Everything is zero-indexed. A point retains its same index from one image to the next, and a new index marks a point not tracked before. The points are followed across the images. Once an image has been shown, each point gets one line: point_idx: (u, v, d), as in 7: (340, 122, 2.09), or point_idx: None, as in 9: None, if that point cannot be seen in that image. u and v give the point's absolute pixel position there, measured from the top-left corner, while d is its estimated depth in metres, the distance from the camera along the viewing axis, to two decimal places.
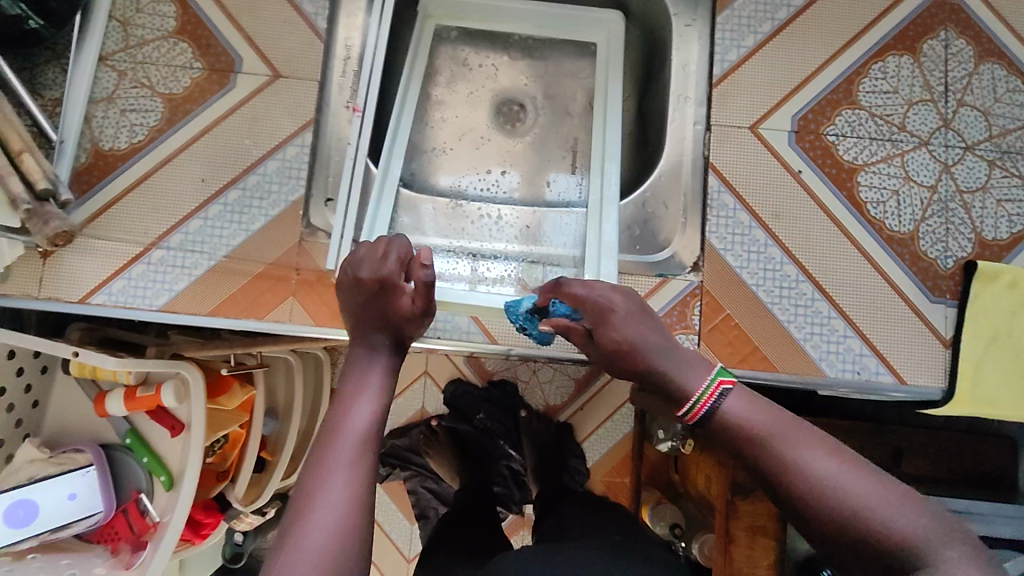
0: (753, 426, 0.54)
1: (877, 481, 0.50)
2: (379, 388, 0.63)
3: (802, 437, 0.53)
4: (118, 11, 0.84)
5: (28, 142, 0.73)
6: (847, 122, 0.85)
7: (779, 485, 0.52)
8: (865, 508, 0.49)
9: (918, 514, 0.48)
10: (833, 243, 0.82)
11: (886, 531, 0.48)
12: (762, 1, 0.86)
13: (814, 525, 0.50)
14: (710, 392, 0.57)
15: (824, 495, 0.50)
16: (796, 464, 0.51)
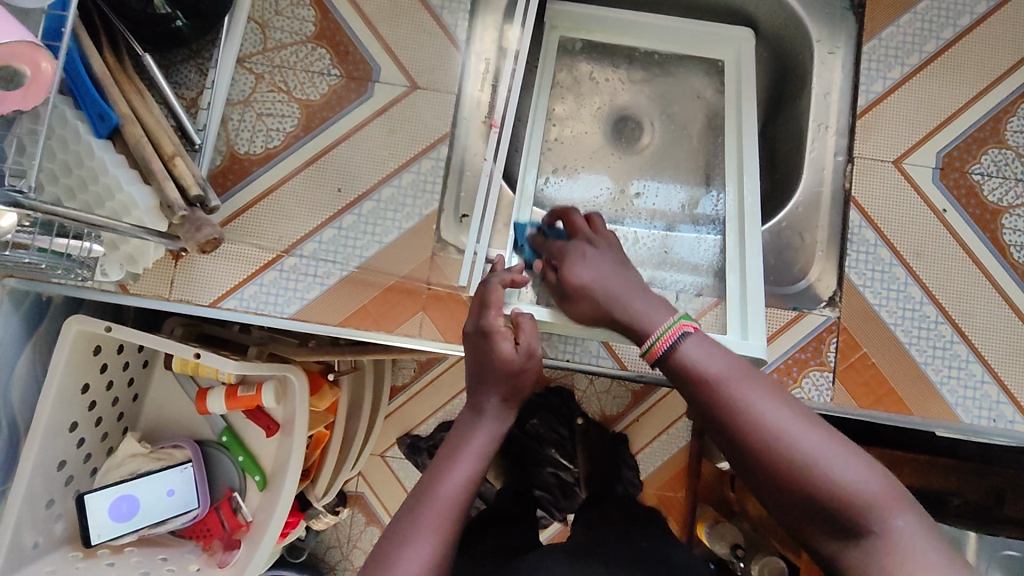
0: (703, 364, 0.52)
1: (828, 433, 0.47)
2: (478, 451, 0.58)
3: (756, 387, 0.50)
4: (257, 12, 0.83)
5: (177, 146, 0.73)
6: (993, 162, 0.83)
7: (726, 427, 0.50)
8: (814, 460, 0.46)
9: (873, 476, 0.45)
10: (974, 286, 0.81)
11: (847, 491, 0.44)
12: (912, 31, 0.84)
13: (760, 478, 0.48)
14: (666, 337, 0.56)
15: (770, 444, 0.47)
16: (750, 408, 0.49)
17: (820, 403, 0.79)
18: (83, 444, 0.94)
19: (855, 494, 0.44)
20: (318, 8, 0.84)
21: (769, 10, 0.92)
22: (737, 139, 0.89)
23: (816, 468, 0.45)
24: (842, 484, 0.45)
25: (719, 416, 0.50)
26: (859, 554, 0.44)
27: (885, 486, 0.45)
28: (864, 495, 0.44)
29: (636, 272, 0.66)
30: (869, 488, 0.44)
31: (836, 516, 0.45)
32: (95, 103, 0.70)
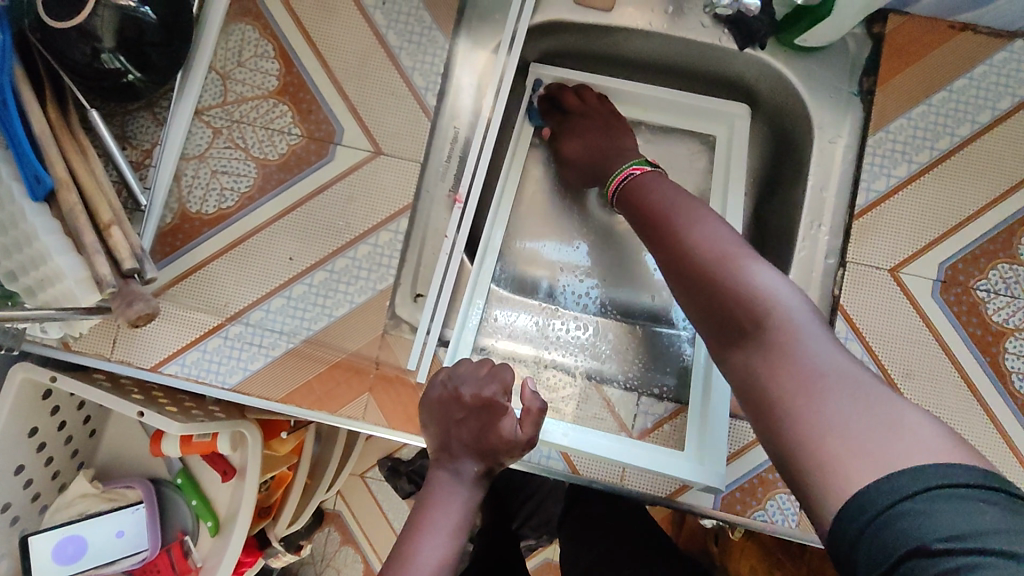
0: (655, 196, 0.64)
1: (739, 243, 0.55)
2: (451, 526, 0.61)
3: (693, 213, 0.59)
4: (218, 63, 0.79)
5: (117, 214, 0.70)
6: (1002, 278, 0.75)
7: (663, 235, 0.59)
8: (727, 263, 0.53)
9: (774, 277, 0.52)
10: (967, 415, 0.73)
11: (751, 283, 0.51)
12: (922, 125, 0.76)
13: (685, 282, 0.56)
14: (626, 174, 0.71)
15: (691, 243, 0.56)
16: (684, 227, 0.58)
17: (785, 529, 0.72)
18: (32, 484, 0.93)
19: (755, 289, 0.51)
20: (282, 61, 0.79)
21: (771, 85, 0.85)
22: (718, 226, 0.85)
23: (725, 273, 0.53)
24: (749, 283, 0.51)
25: (659, 231, 0.60)
26: (749, 348, 0.50)
27: (784, 286, 0.51)
28: (761, 289, 0.51)
29: (627, 136, 0.80)
30: (768, 285, 0.51)
31: (738, 311, 0.51)
32: (31, 165, 0.66)
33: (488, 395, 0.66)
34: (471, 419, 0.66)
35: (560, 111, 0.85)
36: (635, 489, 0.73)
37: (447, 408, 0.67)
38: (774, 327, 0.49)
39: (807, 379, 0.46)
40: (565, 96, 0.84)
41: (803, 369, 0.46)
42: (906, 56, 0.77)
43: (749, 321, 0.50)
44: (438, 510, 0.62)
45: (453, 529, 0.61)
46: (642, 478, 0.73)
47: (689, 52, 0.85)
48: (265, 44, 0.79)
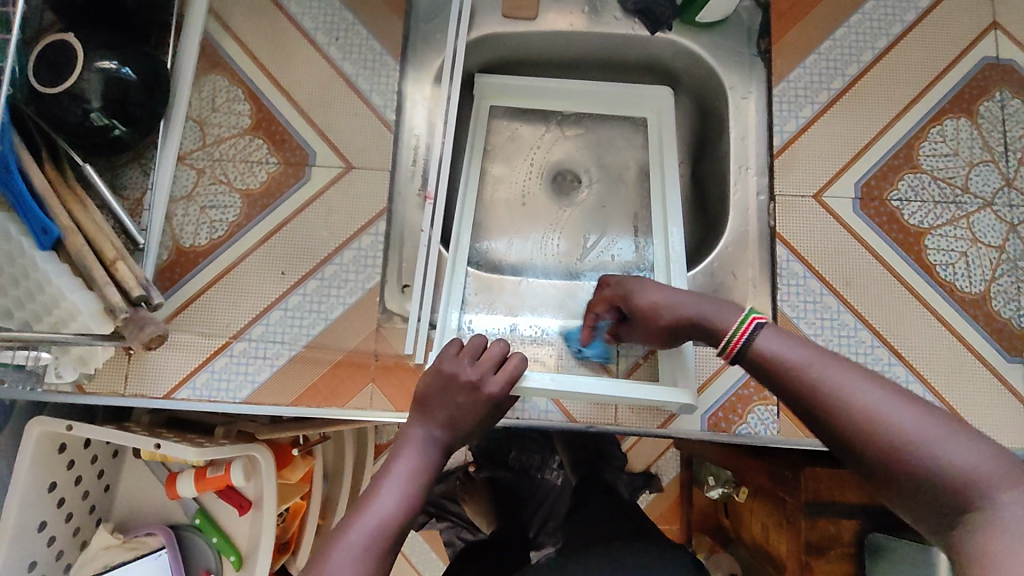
0: (784, 348, 0.55)
1: (925, 413, 0.47)
2: (425, 477, 0.62)
3: (849, 373, 0.51)
4: (195, 111, 0.88)
5: (120, 250, 0.76)
6: (911, 187, 0.86)
7: (816, 412, 0.51)
8: (910, 439, 0.46)
9: (981, 452, 0.44)
10: (906, 309, 0.83)
11: (943, 468, 0.44)
12: (816, 72, 0.89)
13: (867, 470, 0.48)
14: (744, 329, 0.58)
15: (861, 420, 0.48)
16: (837, 398, 0.50)
17: (768, 437, 0.81)
18: (55, 542, 0.94)
19: (957, 470, 0.44)
20: (252, 101, 0.88)
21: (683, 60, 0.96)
22: (661, 196, 0.95)
23: (906, 445, 0.46)
24: (947, 465, 0.44)
25: (808, 397, 0.51)
26: (963, 538, 0.42)
27: (995, 462, 0.43)
28: (967, 473, 0.43)
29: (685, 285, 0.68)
30: (973, 462, 0.43)
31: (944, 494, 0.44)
32: (37, 218, 0.73)
33: (497, 385, 0.69)
34: (471, 406, 0.67)
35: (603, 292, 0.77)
36: (628, 427, 0.81)
37: (450, 386, 0.67)
38: (979, 515, 0.42)
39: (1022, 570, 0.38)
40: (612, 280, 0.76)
41: None
42: (793, 16, 0.90)
43: (961, 512, 0.43)
44: (409, 458, 0.62)
45: (418, 479, 0.61)
46: (633, 415, 0.81)
47: (610, 45, 0.97)
48: (236, 89, 0.88)
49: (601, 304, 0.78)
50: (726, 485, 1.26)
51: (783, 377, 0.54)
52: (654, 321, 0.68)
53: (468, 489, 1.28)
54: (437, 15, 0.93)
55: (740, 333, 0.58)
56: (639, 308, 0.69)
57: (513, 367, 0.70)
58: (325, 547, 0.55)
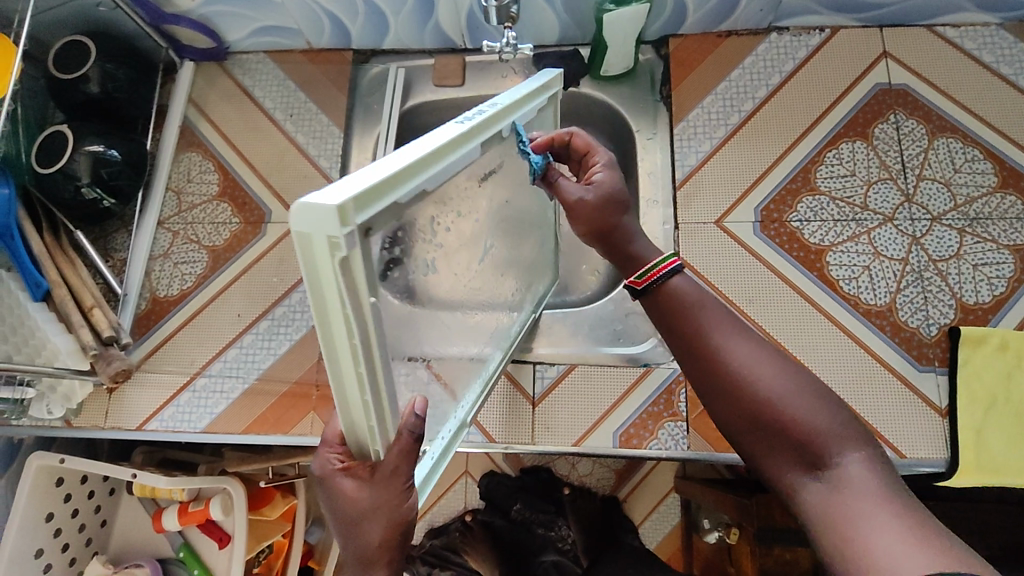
0: (685, 298, 0.58)
1: (793, 375, 0.53)
2: None
3: (735, 332, 0.56)
4: (174, 182, 1.03)
5: (97, 298, 0.90)
6: (810, 208, 0.90)
7: (705, 364, 0.55)
8: (777, 396, 0.52)
9: (833, 416, 0.51)
10: (810, 322, 0.86)
11: (804, 420, 0.50)
12: (713, 110, 0.96)
13: (737, 415, 0.53)
14: (664, 267, 0.60)
15: (739, 375, 0.53)
16: (722, 356, 0.55)
17: (677, 452, 0.83)
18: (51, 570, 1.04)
19: (808, 427, 0.50)
20: (220, 171, 1.03)
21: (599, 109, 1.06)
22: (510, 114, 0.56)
23: (773, 402, 0.52)
24: (800, 420, 0.51)
25: (697, 345, 0.56)
26: (811, 480, 0.49)
27: (844, 425, 0.51)
28: (815, 428, 0.50)
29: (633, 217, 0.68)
30: (822, 421, 0.50)
31: (794, 444, 0.50)
32: (31, 274, 0.86)
33: (323, 463, 0.51)
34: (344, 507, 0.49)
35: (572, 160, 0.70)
36: (544, 445, 0.86)
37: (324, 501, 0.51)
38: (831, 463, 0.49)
39: (856, 515, 0.46)
40: (599, 163, 0.69)
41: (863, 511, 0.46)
42: (689, 64, 0.99)
43: (812, 460, 0.50)
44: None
45: None
46: (548, 434, 0.86)
47: None
48: (207, 162, 1.04)
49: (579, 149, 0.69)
50: (718, 525, 1.18)
51: (677, 324, 0.58)
52: (598, 204, 0.66)
53: (467, 539, 1.26)
54: (377, 89, 1.06)
55: (657, 269, 0.60)
56: (601, 186, 0.67)
57: (328, 435, 0.52)
58: None
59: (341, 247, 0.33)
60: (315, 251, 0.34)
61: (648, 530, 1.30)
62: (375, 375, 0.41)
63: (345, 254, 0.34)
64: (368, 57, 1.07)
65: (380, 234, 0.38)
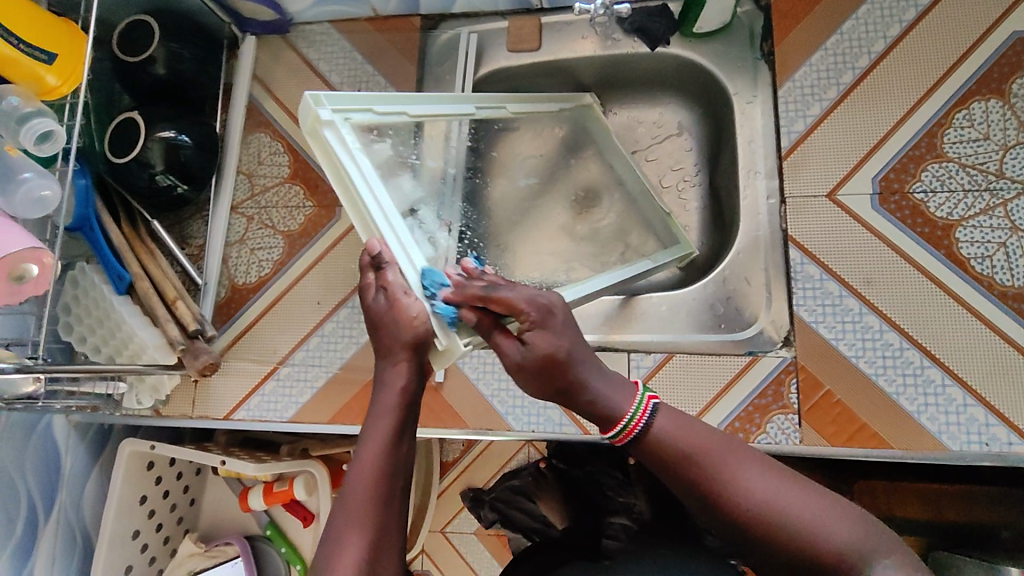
0: (674, 439, 0.53)
1: (812, 495, 0.50)
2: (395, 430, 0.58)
3: (739, 461, 0.52)
4: (244, 165, 1.00)
5: (180, 291, 0.89)
6: (935, 177, 0.81)
7: (714, 507, 0.51)
8: (803, 525, 0.48)
9: (861, 529, 0.48)
10: (936, 306, 0.78)
11: (838, 551, 0.48)
12: (823, 67, 0.86)
13: (763, 552, 0.50)
14: (640, 413, 0.54)
15: (757, 518, 0.49)
16: (731, 496, 0.50)
17: (789, 446, 0.78)
18: (147, 549, 1.08)
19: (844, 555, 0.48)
20: (290, 153, 1.00)
21: (688, 72, 0.98)
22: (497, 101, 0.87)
23: (802, 533, 0.49)
24: (832, 545, 0.48)
25: (702, 490, 0.51)
26: None
27: (870, 535, 0.49)
28: (850, 551, 0.48)
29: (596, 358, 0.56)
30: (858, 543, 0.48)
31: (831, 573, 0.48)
32: (114, 267, 0.86)
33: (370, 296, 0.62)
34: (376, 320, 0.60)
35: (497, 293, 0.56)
36: None
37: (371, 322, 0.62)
38: None
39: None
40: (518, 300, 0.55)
41: None
42: (796, 14, 0.88)
43: None
44: (382, 393, 0.59)
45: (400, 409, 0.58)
46: None
47: (616, 65, 1.00)
48: (277, 143, 1.00)
49: (496, 306, 0.56)
50: None
51: (675, 471, 0.52)
52: (540, 372, 0.54)
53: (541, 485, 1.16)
54: (448, 57, 1.00)
55: (637, 416, 0.54)
56: (541, 347, 0.54)
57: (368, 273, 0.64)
58: (340, 523, 0.55)
59: (319, 113, 0.62)
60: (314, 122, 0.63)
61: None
62: (374, 198, 0.61)
63: (324, 119, 0.62)
64: (437, 22, 1.01)
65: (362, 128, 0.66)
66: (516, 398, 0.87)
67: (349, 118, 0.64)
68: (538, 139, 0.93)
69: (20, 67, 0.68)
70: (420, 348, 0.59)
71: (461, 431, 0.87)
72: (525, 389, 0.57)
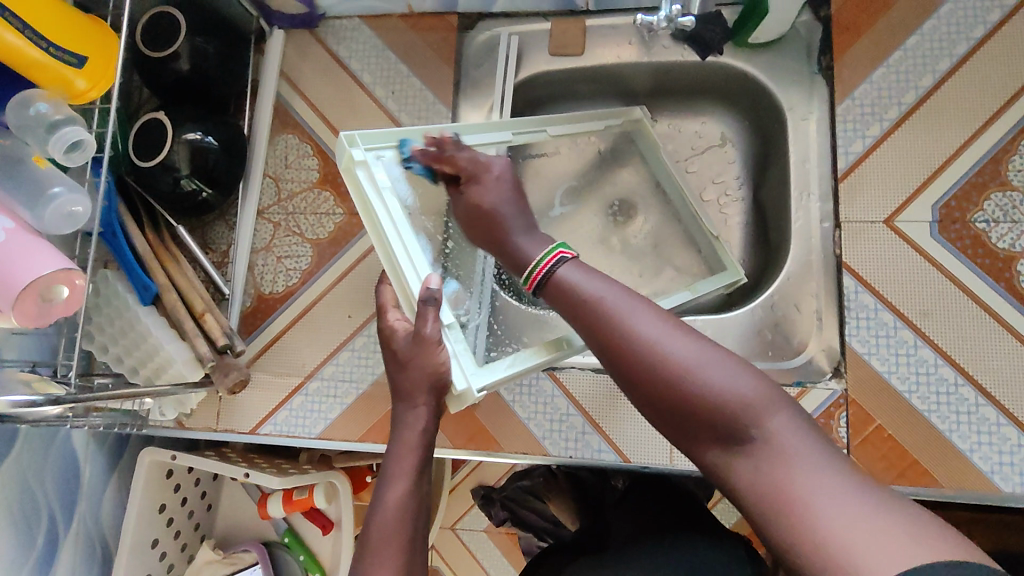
0: (579, 286, 0.53)
1: (703, 344, 0.48)
2: (416, 470, 0.61)
3: (635, 307, 0.51)
4: (270, 168, 0.96)
5: (208, 302, 0.85)
6: (998, 206, 0.78)
7: (605, 345, 0.50)
8: (686, 366, 0.46)
9: (752, 379, 0.46)
10: (994, 340, 0.76)
11: (722, 396, 0.45)
12: (884, 85, 0.83)
13: (648, 398, 0.48)
14: (546, 261, 0.56)
15: (644, 357, 0.48)
16: (623, 338, 0.49)
17: None
18: (166, 556, 1.06)
19: (727, 399, 0.45)
20: (320, 157, 0.95)
21: (737, 82, 0.94)
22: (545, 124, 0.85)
23: (682, 378, 0.46)
24: (714, 389, 0.46)
25: (597, 331, 0.51)
26: (741, 453, 0.45)
27: (765, 389, 0.46)
28: (732, 396, 0.45)
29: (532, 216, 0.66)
30: (743, 390, 0.45)
31: (712, 419, 0.46)
32: (138, 277, 0.82)
33: (390, 325, 0.70)
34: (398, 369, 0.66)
35: (458, 151, 0.70)
36: (686, 468, 0.81)
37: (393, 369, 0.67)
38: (757, 437, 0.45)
39: (801, 482, 0.42)
40: (461, 158, 0.69)
41: (799, 474, 0.42)
42: (857, 28, 0.85)
43: (740, 434, 0.45)
44: (402, 435, 0.63)
45: (421, 450, 0.62)
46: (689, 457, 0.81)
47: (662, 73, 0.95)
48: (305, 145, 0.96)
49: (447, 166, 0.70)
50: None
51: (578, 318, 0.53)
52: (485, 218, 0.65)
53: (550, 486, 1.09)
54: (486, 59, 0.95)
55: (541, 264, 0.56)
56: (484, 199, 0.66)
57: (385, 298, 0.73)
58: (363, 561, 0.56)
59: (352, 154, 0.70)
60: (347, 159, 0.71)
61: (721, 511, 1.17)
62: (395, 231, 0.67)
63: (356, 159, 0.70)
64: (475, 21, 0.96)
65: (395, 164, 0.72)
66: (553, 421, 0.85)
67: (382, 155, 0.72)
68: (572, 159, 0.95)
69: (49, 70, 0.63)
70: (441, 391, 0.65)
71: (497, 454, 0.84)
72: (470, 240, 0.69)
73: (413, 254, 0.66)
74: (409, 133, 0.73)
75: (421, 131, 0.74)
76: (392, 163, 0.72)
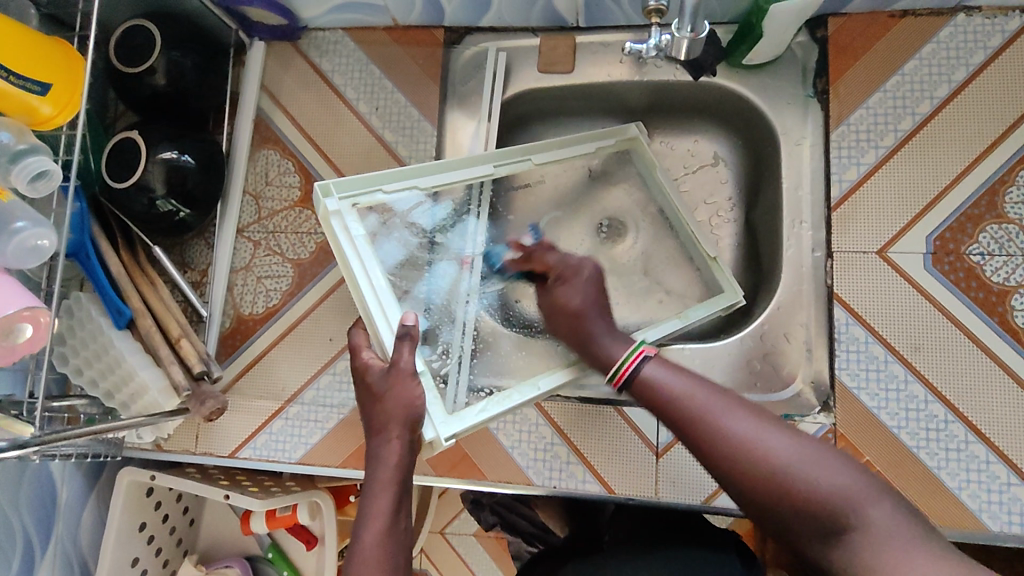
0: (666, 385, 0.56)
1: (802, 441, 0.49)
2: (393, 507, 0.58)
3: (726, 405, 0.52)
4: (251, 186, 0.93)
5: (184, 327, 0.83)
6: (993, 239, 0.77)
7: (696, 441, 0.52)
8: (779, 462, 0.47)
9: (852, 471, 0.47)
10: (985, 377, 0.75)
11: (820, 488, 0.46)
12: (880, 112, 0.81)
13: (743, 492, 0.49)
14: (631, 359, 0.60)
15: (739, 450, 0.49)
16: (715, 433, 0.51)
17: None
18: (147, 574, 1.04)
19: (827, 491, 0.46)
20: (301, 174, 0.93)
21: (730, 103, 0.91)
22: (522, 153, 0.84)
23: (778, 470, 0.47)
24: (815, 483, 0.46)
25: (695, 432, 0.52)
26: (844, 545, 0.45)
27: (866, 482, 0.47)
28: (835, 489, 0.46)
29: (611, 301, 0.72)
30: (850, 483, 0.46)
31: (812, 516, 0.46)
32: (112, 301, 0.80)
33: (364, 362, 0.68)
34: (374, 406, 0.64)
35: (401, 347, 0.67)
36: (670, 500, 0.80)
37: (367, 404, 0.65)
38: (858, 524, 0.45)
39: (898, 565, 0.42)
40: (389, 400, 0.63)
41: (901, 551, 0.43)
42: (854, 51, 0.82)
43: (841, 526, 0.45)
44: (378, 470, 0.60)
45: (397, 486, 0.59)
46: (674, 488, 0.80)
47: (655, 91, 0.93)
48: (286, 162, 0.93)
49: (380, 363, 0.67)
50: None
51: (667, 416, 0.55)
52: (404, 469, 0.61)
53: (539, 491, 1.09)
54: (472, 76, 0.93)
55: (628, 361, 0.60)
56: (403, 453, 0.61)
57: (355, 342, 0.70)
58: None
59: (326, 205, 0.73)
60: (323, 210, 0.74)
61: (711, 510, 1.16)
62: (369, 286, 0.70)
63: (331, 209, 0.73)
64: (462, 36, 0.93)
65: (369, 213, 0.75)
66: (537, 450, 0.83)
67: (356, 202, 0.75)
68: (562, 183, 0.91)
69: (10, 99, 0.61)
70: (417, 424, 0.63)
71: (479, 483, 0.83)
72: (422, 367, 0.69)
73: (386, 309, 0.70)
74: (382, 180, 0.76)
75: (393, 177, 0.76)
76: (365, 212, 0.75)
